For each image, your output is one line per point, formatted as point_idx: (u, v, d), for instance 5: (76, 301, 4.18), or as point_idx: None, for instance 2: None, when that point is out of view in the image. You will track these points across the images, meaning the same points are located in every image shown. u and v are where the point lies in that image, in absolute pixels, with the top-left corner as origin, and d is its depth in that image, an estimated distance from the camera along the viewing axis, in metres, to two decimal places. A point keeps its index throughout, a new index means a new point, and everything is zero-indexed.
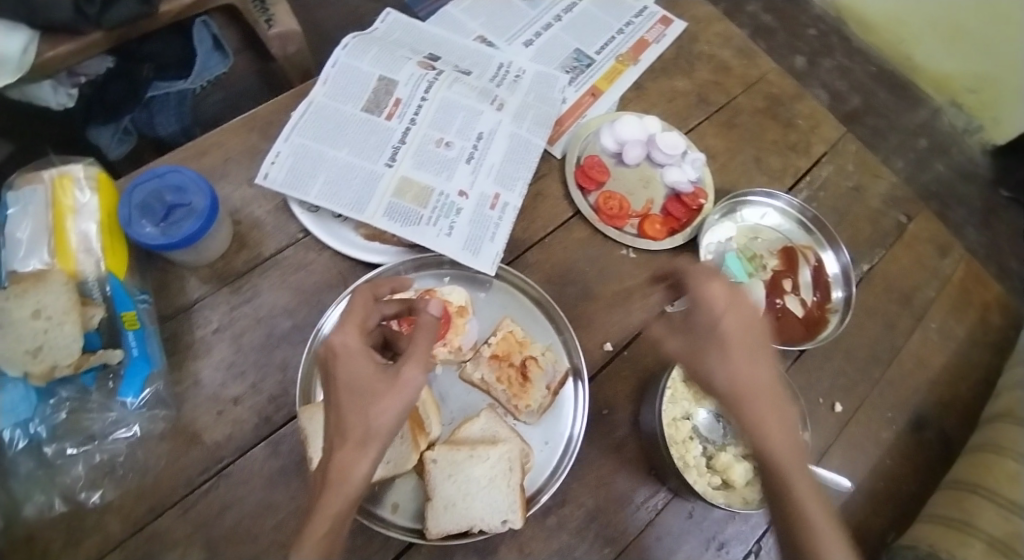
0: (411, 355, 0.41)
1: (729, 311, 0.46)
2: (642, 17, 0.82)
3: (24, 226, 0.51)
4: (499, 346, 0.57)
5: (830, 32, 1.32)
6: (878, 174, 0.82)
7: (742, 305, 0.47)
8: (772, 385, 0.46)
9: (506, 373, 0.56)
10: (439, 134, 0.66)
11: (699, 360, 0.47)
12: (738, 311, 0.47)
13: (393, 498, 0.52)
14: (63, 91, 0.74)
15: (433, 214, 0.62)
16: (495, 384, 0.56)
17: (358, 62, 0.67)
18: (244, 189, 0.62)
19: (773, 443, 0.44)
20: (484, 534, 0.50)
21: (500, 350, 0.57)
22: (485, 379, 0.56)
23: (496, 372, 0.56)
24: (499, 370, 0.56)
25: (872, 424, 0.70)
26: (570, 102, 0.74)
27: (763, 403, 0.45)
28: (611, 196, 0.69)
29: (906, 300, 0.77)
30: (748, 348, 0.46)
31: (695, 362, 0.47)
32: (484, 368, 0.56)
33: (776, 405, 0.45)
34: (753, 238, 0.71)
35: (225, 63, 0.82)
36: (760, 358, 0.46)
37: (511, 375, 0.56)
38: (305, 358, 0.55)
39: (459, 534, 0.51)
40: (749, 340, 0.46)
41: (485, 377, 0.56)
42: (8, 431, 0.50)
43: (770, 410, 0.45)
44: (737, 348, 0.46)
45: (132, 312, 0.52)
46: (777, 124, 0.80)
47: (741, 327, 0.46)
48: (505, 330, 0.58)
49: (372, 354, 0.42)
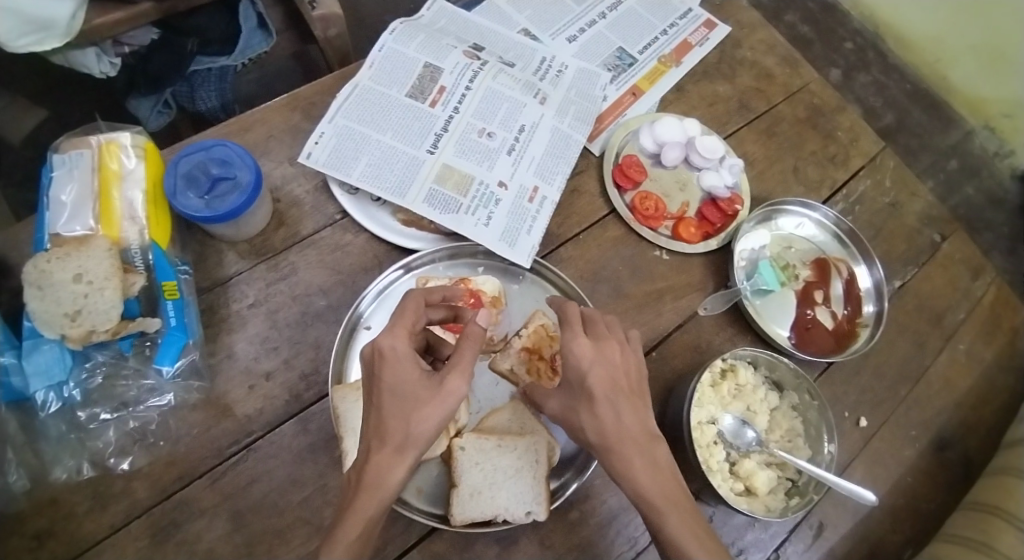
0: (458, 367, 0.42)
1: (593, 363, 0.45)
2: (687, 19, 0.81)
3: (69, 189, 0.51)
4: (530, 339, 0.57)
5: (867, 46, 1.30)
6: (915, 192, 0.81)
7: (608, 357, 0.45)
8: (643, 436, 0.44)
9: (536, 366, 0.56)
10: (482, 124, 0.66)
11: (575, 418, 0.46)
12: (600, 361, 0.45)
13: (415, 482, 0.53)
14: (106, 60, 0.75)
15: (473, 204, 0.62)
16: (525, 376, 0.55)
17: (405, 49, 0.68)
18: (285, 167, 0.62)
19: (644, 490, 0.43)
20: (508, 524, 0.51)
21: (532, 343, 0.56)
22: (514, 370, 0.56)
23: (525, 364, 0.56)
24: (529, 362, 0.56)
25: (896, 442, 0.69)
26: (610, 100, 0.74)
27: (631, 454, 0.43)
28: (648, 197, 0.68)
29: (936, 320, 0.76)
30: (609, 395, 0.44)
31: (570, 420, 0.46)
32: (514, 360, 0.56)
33: (646, 451, 0.44)
34: (787, 247, 0.70)
35: (268, 42, 0.81)
36: (624, 408, 0.44)
37: (541, 368, 0.56)
38: (337, 341, 0.55)
39: (482, 522, 0.51)
40: (616, 392, 0.45)
41: (515, 369, 0.56)
42: (42, 393, 0.50)
43: (646, 462, 0.44)
44: (603, 401, 0.44)
45: (172, 282, 0.53)
46: (817, 134, 0.79)
47: (604, 377, 0.45)
48: (537, 324, 0.57)
49: (417, 361, 0.43)
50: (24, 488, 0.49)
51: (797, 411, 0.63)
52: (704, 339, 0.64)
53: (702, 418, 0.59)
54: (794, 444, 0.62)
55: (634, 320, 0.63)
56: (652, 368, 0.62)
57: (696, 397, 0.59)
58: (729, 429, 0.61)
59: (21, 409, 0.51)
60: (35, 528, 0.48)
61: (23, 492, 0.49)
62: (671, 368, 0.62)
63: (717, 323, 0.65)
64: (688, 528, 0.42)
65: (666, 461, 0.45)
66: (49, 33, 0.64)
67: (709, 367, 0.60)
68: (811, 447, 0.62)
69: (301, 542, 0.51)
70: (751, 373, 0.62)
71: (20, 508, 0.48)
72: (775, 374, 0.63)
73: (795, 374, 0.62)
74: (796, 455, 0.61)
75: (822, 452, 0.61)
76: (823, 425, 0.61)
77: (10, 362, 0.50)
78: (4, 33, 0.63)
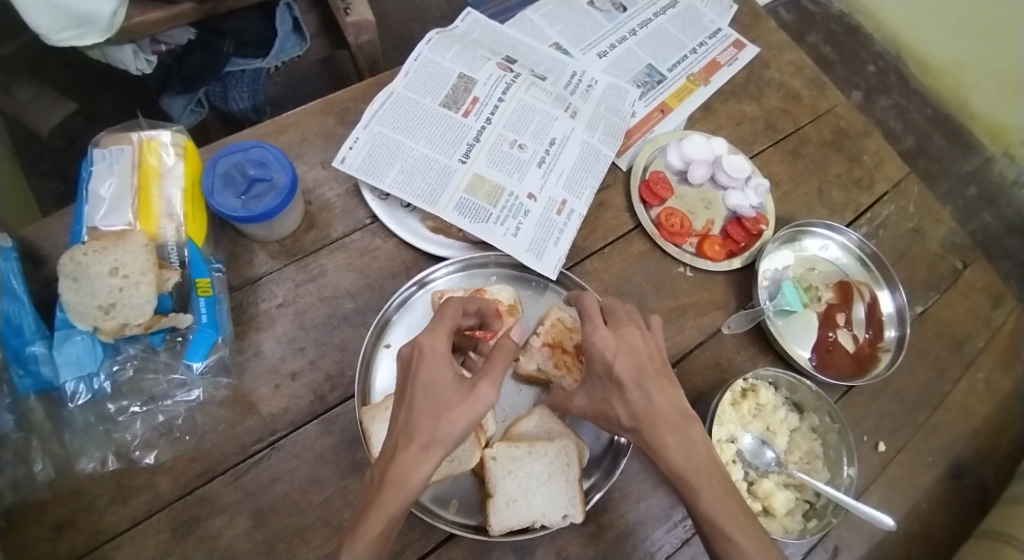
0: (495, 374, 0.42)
1: (614, 352, 0.46)
2: (716, 38, 0.82)
3: (109, 184, 0.52)
4: (549, 334, 0.57)
5: (889, 70, 1.31)
6: (939, 218, 0.81)
7: (631, 345, 0.46)
8: (677, 415, 0.44)
9: (563, 360, 0.56)
10: (513, 136, 0.67)
11: (609, 409, 0.46)
12: (617, 346, 0.46)
13: (448, 496, 0.54)
14: (143, 57, 0.75)
15: (502, 214, 0.63)
16: (555, 371, 0.55)
17: (440, 58, 0.69)
18: (318, 170, 0.63)
19: (676, 466, 0.42)
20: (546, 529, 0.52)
21: (552, 338, 0.57)
22: (542, 368, 0.56)
23: (552, 359, 0.56)
24: (554, 356, 0.56)
25: (913, 468, 0.69)
26: (639, 116, 0.74)
27: (664, 431, 0.43)
28: (673, 213, 0.69)
29: (956, 347, 0.75)
30: (631, 378, 0.45)
31: (603, 410, 0.47)
32: (540, 357, 0.56)
33: (679, 430, 0.43)
34: (810, 269, 0.71)
35: (301, 45, 0.83)
36: (654, 389, 0.44)
37: (568, 360, 0.56)
38: (360, 356, 0.55)
39: (520, 530, 0.52)
40: (645, 376, 0.45)
41: (544, 367, 0.55)
42: (72, 384, 0.51)
43: (676, 437, 0.43)
44: (633, 386, 0.44)
45: (206, 279, 0.53)
46: (842, 157, 0.79)
47: (625, 361, 0.45)
48: (554, 318, 0.58)
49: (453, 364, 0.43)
50: (48, 478, 0.49)
51: (816, 433, 0.63)
52: (725, 357, 0.65)
53: (721, 436, 0.59)
54: (812, 465, 0.62)
55: None
56: None
57: (715, 414, 0.59)
58: (749, 448, 0.60)
59: (49, 399, 0.51)
60: (55, 518, 0.49)
61: (47, 482, 0.49)
62: (691, 385, 0.63)
63: (739, 342, 0.65)
64: (722, 500, 0.41)
65: (702, 440, 0.44)
66: (91, 29, 0.65)
67: (729, 386, 0.60)
68: (830, 470, 0.61)
69: (320, 543, 0.51)
70: (772, 393, 0.63)
71: (42, 497, 0.49)
72: (795, 395, 0.63)
73: (815, 396, 0.62)
74: (814, 477, 0.61)
75: (841, 476, 0.60)
76: (842, 447, 0.61)
77: (40, 351, 0.50)
78: (49, 26, 0.65)
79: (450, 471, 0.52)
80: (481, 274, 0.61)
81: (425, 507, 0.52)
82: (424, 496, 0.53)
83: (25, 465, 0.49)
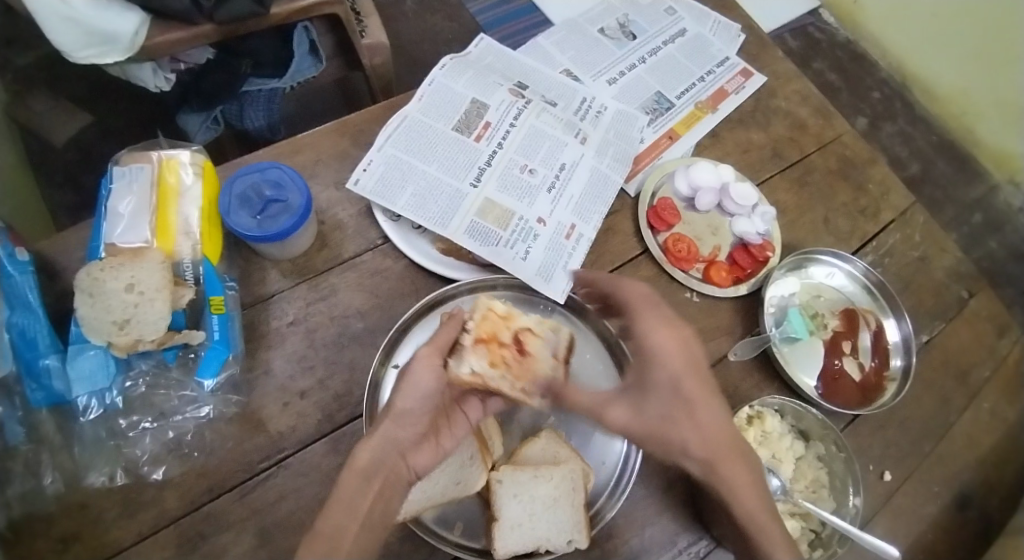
0: (471, 363, 0.49)
1: (675, 364, 0.49)
2: (723, 67, 0.84)
3: (128, 202, 0.53)
4: (482, 329, 0.52)
5: (894, 97, 1.32)
6: (945, 247, 0.81)
7: (698, 366, 0.50)
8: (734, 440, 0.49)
9: (498, 356, 0.51)
10: (524, 160, 0.68)
11: (667, 429, 0.48)
12: (685, 361, 0.49)
13: (453, 518, 0.54)
14: (162, 75, 0.77)
15: (512, 238, 0.64)
16: (491, 372, 0.50)
17: (453, 84, 0.70)
18: (331, 191, 0.64)
19: (744, 503, 0.47)
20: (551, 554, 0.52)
21: (484, 333, 0.52)
22: (478, 370, 0.49)
23: (489, 357, 0.50)
24: (491, 354, 0.51)
25: (918, 498, 0.69)
26: (647, 142, 0.76)
27: (731, 460, 0.48)
28: (680, 239, 0.69)
29: (962, 377, 0.75)
30: (692, 395, 0.49)
31: (659, 430, 0.49)
32: (473, 358, 0.50)
33: (738, 457, 0.48)
34: (816, 296, 0.71)
35: (316, 67, 0.83)
36: (717, 408, 0.49)
37: (506, 355, 0.52)
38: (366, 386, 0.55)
39: (524, 554, 0.52)
40: (707, 393, 0.49)
41: (478, 368, 0.49)
42: (85, 398, 0.52)
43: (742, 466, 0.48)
44: (703, 407, 0.48)
45: (220, 297, 0.54)
46: (848, 185, 0.80)
47: (687, 377, 0.49)
48: (483, 309, 0.53)
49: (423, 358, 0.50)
50: (57, 491, 0.50)
51: (822, 461, 0.63)
52: (732, 384, 0.65)
53: None
54: (818, 495, 0.61)
55: None
56: None
57: None
58: None
59: (60, 412, 0.52)
60: (61, 531, 0.49)
61: (55, 495, 0.50)
62: None
63: (745, 368, 0.65)
64: (781, 536, 0.47)
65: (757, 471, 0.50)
66: (111, 47, 0.66)
67: (734, 414, 0.62)
68: (836, 500, 0.61)
69: None
70: (778, 421, 0.63)
71: (49, 510, 0.49)
72: (801, 423, 0.63)
73: (822, 424, 0.62)
74: (820, 506, 0.61)
75: (847, 505, 0.60)
76: (849, 477, 0.61)
77: (53, 364, 0.51)
78: (68, 44, 0.67)
79: (455, 494, 0.52)
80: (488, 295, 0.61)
81: (428, 528, 0.52)
82: (427, 518, 0.52)
83: (34, 478, 0.49)
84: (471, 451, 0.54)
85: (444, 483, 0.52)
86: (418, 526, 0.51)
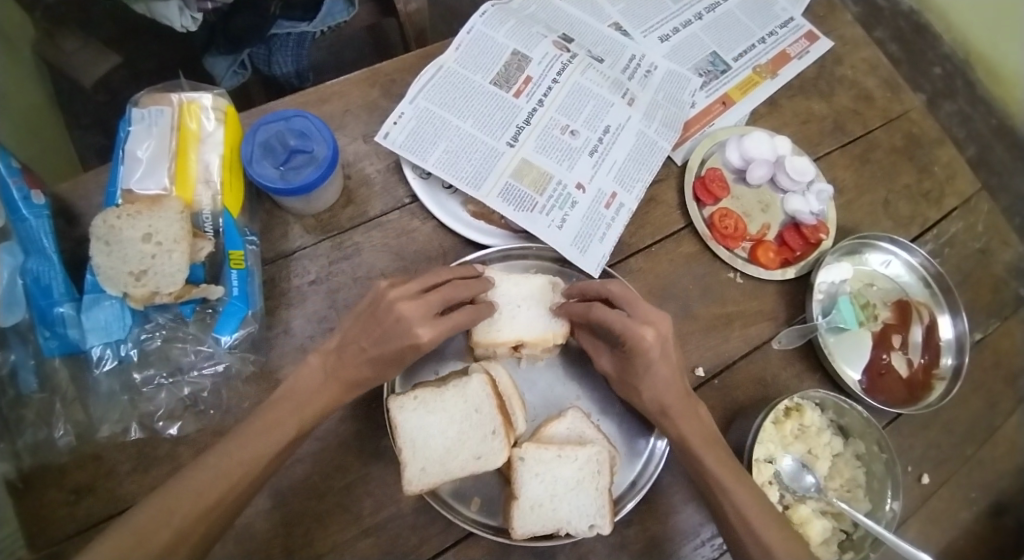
0: None
1: (651, 371, 0.48)
2: (787, 28, 0.76)
3: (146, 145, 0.50)
4: None
5: (954, 75, 1.17)
6: (1008, 241, 0.75)
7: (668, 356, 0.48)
8: (684, 396, 0.49)
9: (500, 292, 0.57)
10: (565, 121, 0.63)
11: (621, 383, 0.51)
12: (659, 362, 0.48)
13: (470, 493, 0.52)
14: (189, 14, 0.69)
15: (548, 203, 0.60)
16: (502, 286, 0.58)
17: (494, 33, 0.65)
18: (359, 144, 0.61)
19: (741, 503, 0.46)
20: (571, 537, 0.50)
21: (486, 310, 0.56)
22: None
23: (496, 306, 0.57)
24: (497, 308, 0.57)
25: (953, 503, 0.66)
26: (698, 107, 0.70)
27: (682, 416, 0.48)
28: (728, 214, 0.64)
29: (1012, 380, 0.70)
30: (669, 380, 0.48)
31: (620, 383, 0.51)
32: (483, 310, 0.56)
33: (688, 410, 0.49)
34: (869, 284, 0.66)
35: (349, 11, 0.78)
36: (663, 389, 0.48)
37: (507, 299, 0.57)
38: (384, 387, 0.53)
39: (543, 535, 0.50)
40: (666, 376, 0.48)
41: None
42: (99, 349, 0.50)
43: (717, 457, 0.47)
44: (665, 388, 0.48)
45: (239, 252, 0.51)
46: (912, 167, 0.74)
47: (670, 378, 0.48)
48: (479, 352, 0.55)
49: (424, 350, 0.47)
50: (69, 443, 0.49)
51: (860, 460, 0.59)
52: (770, 372, 0.61)
53: (761, 456, 0.56)
54: (853, 494, 0.59)
55: (700, 343, 0.61)
56: (713, 396, 0.59)
57: (761, 433, 0.56)
58: (787, 470, 0.57)
59: (75, 362, 0.50)
60: (74, 483, 0.48)
61: (68, 447, 0.49)
62: (733, 398, 0.59)
63: (787, 358, 0.62)
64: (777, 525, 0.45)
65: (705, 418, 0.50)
66: None
67: (774, 406, 0.57)
68: (871, 501, 0.58)
69: (340, 529, 0.50)
70: (818, 415, 0.59)
71: (62, 462, 0.48)
72: (843, 419, 0.59)
73: (865, 422, 0.58)
74: (854, 507, 0.58)
75: (883, 508, 0.57)
76: (888, 479, 0.57)
77: (67, 313, 0.49)
78: None
79: (475, 469, 0.50)
80: (519, 265, 0.58)
81: (444, 501, 0.51)
82: (443, 490, 0.51)
83: (47, 427, 0.48)
84: (494, 425, 0.51)
85: (464, 458, 0.50)
86: (434, 499, 0.50)
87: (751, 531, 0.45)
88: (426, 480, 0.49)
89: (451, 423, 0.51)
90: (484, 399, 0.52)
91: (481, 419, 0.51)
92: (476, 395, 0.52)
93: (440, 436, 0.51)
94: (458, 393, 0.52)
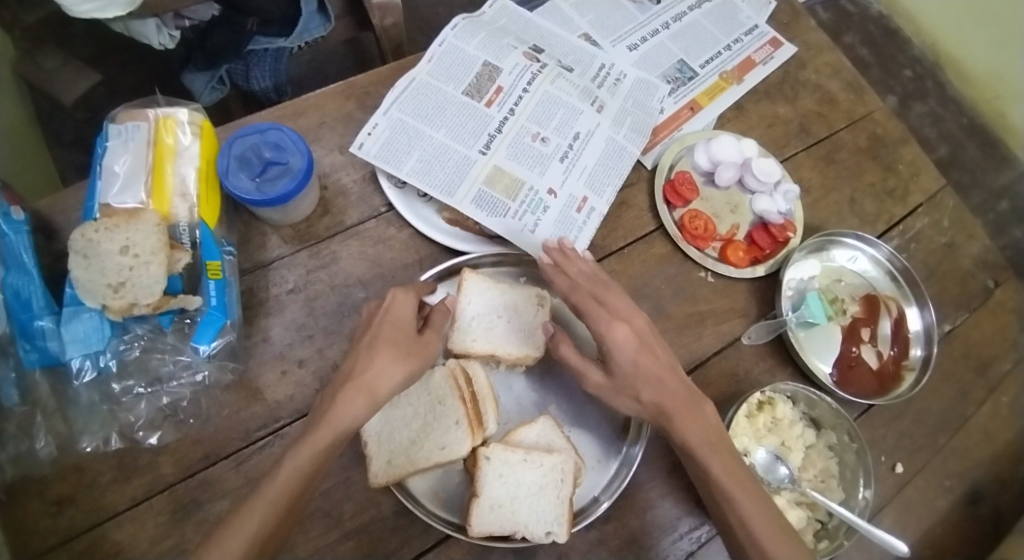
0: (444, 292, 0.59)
1: (636, 355, 0.48)
2: (752, 35, 0.79)
3: (124, 160, 0.50)
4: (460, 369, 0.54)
5: (926, 76, 1.21)
6: (973, 235, 0.78)
7: (651, 352, 0.48)
8: (687, 394, 0.49)
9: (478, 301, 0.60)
10: (536, 128, 0.65)
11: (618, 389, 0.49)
12: (644, 349, 0.48)
13: (436, 488, 0.53)
14: (166, 32, 0.73)
15: (521, 209, 0.62)
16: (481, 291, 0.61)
17: (465, 45, 0.67)
18: (334, 155, 0.62)
19: (733, 498, 0.46)
20: (527, 541, 0.51)
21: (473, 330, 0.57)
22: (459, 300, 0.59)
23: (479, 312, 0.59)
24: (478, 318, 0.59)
25: (928, 491, 0.67)
26: (667, 113, 0.72)
27: (683, 409, 0.48)
28: (697, 215, 0.66)
29: (982, 369, 0.72)
30: (658, 367, 0.48)
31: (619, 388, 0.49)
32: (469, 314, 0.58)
33: (689, 404, 0.48)
34: (836, 280, 0.68)
35: (325, 26, 0.80)
36: (653, 375, 0.48)
37: None
38: None
39: (500, 536, 0.51)
40: (653, 360, 0.48)
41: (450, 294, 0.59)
42: (78, 360, 0.50)
43: (720, 463, 0.47)
44: (651, 378, 0.48)
45: (216, 262, 0.52)
46: (877, 165, 0.76)
47: (658, 367, 0.48)
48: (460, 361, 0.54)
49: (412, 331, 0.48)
50: (50, 454, 0.49)
51: (833, 451, 0.61)
52: (743, 368, 0.63)
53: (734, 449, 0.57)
54: (827, 484, 0.59)
55: (673, 342, 0.62)
56: None
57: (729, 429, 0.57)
58: (761, 464, 0.58)
59: (55, 375, 0.51)
60: (56, 494, 0.49)
61: (49, 458, 0.49)
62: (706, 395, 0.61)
63: (759, 354, 0.63)
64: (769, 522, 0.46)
65: (711, 416, 0.49)
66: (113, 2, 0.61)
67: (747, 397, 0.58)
68: (845, 490, 0.59)
69: (319, 534, 0.51)
70: (789, 408, 0.60)
71: (43, 474, 0.49)
72: (814, 411, 0.61)
73: (835, 413, 0.59)
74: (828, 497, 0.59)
75: (856, 497, 0.58)
76: (860, 469, 0.58)
77: (47, 326, 0.49)
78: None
79: (441, 459, 0.50)
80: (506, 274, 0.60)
81: (410, 495, 0.51)
82: (412, 486, 0.52)
83: (28, 440, 0.49)
84: (457, 417, 0.52)
85: (429, 449, 0.51)
86: (401, 492, 0.51)
87: (744, 530, 0.45)
88: (392, 472, 0.50)
89: (416, 415, 0.53)
90: (447, 391, 0.53)
91: (444, 410, 0.52)
92: (440, 387, 0.53)
93: (405, 430, 0.52)
94: (422, 386, 0.54)
